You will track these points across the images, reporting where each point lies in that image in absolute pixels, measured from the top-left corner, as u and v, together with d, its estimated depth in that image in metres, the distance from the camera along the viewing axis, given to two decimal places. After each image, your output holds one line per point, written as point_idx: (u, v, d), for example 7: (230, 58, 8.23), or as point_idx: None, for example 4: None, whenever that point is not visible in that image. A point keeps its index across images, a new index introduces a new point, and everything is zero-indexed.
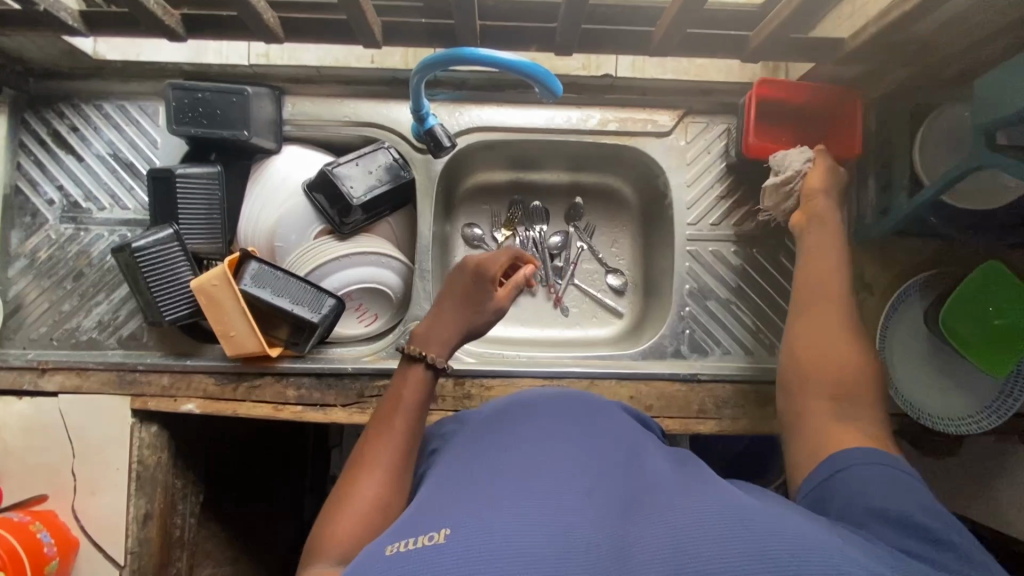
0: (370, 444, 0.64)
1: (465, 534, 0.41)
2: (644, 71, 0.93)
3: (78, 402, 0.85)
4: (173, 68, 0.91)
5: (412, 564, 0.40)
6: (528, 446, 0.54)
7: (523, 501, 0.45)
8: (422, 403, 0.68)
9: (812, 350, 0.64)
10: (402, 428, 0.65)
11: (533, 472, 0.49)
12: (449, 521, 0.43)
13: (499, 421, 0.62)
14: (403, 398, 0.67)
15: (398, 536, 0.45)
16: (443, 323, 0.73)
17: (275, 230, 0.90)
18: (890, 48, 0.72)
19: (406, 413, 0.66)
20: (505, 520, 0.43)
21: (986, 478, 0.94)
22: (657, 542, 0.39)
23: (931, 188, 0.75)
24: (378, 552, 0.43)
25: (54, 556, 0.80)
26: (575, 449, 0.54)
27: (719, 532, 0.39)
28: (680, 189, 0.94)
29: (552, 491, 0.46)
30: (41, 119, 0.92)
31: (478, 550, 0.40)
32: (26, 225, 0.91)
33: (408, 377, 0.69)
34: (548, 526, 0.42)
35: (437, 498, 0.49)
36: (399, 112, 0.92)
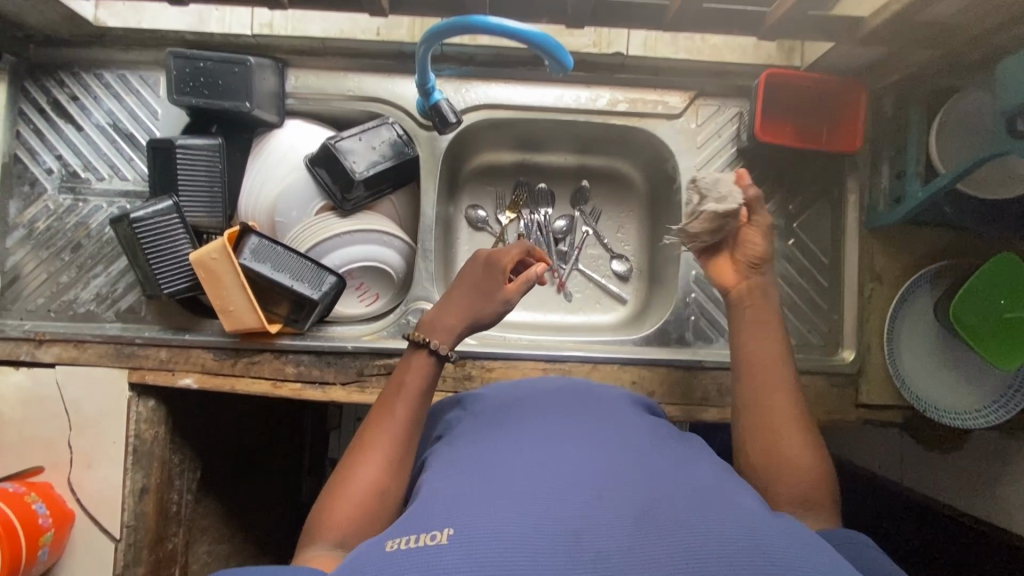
0: (372, 427, 0.62)
1: (470, 537, 0.40)
2: (657, 50, 0.90)
3: (75, 374, 0.85)
4: (174, 37, 0.89)
5: (415, 565, 0.38)
6: (528, 441, 0.53)
7: (526, 497, 0.44)
8: (427, 390, 0.66)
9: (765, 449, 0.60)
10: (405, 416, 0.63)
11: (535, 466, 0.48)
12: (452, 520, 0.42)
13: (496, 418, 0.61)
14: (407, 384, 0.65)
15: (399, 531, 0.44)
16: (454, 308, 0.71)
17: (276, 206, 0.89)
18: (911, 28, 0.70)
19: (411, 399, 0.64)
20: (509, 519, 0.41)
21: (991, 473, 0.93)
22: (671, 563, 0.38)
23: (947, 176, 0.73)
24: (378, 548, 0.42)
25: (50, 528, 0.79)
26: (577, 441, 0.53)
27: (730, 556, 0.39)
28: (690, 173, 0.93)
29: (556, 485, 0.45)
30: (40, 87, 0.91)
31: (484, 552, 0.39)
32: (24, 195, 0.90)
33: (414, 364, 0.67)
34: (557, 531, 0.41)
35: (438, 492, 0.48)
36: (404, 87, 0.91)
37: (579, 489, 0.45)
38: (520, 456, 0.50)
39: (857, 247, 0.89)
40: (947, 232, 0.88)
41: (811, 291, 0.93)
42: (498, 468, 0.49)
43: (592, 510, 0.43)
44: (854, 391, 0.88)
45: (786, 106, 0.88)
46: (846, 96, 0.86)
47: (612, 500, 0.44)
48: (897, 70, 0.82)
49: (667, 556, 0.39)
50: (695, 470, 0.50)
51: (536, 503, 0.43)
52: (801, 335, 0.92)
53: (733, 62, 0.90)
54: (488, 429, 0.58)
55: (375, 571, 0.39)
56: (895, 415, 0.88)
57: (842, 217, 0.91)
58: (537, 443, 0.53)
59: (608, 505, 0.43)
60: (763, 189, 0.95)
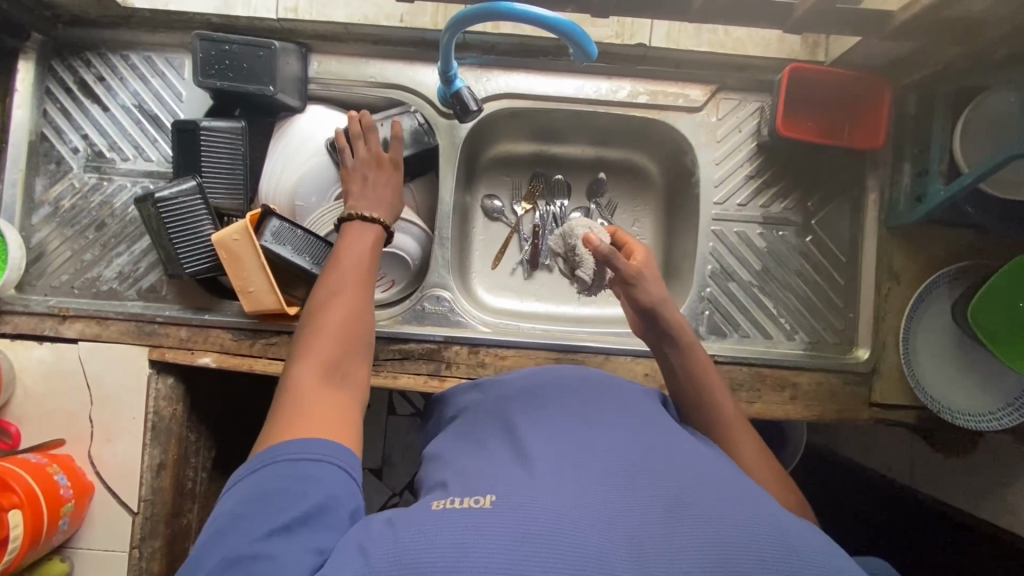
0: (324, 292, 0.65)
1: (515, 502, 0.41)
2: (680, 41, 0.90)
3: (96, 351, 0.86)
4: (200, 20, 0.90)
5: (460, 526, 0.40)
6: (565, 416, 0.54)
7: (568, 466, 0.45)
8: (371, 254, 0.71)
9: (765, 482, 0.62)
10: (353, 275, 0.67)
11: (575, 438, 0.49)
12: (495, 488, 0.43)
13: (534, 390, 0.62)
14: (344, 257, 0.69)
15: (443, 494, 0.45)
16: (376, 192, 0.80)
17: (296, 191, 0.90)
18: (941, 24, 0.69)
19: (355, 268, 0.68)
20: (548, 486, 0.43)
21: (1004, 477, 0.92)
22: (702, 547, 0.39)
23: (971, 174, 0.72)
24: (422, 508, 0.44)
25: (70, 499, 0.81)
26: (613, 418, 0.54)
27: (763, 546, 0.40)
28: (708, 167, 0.93)
29: (595, 455, 0.46)
30: (68, 67, 0.92)
31: (529, 515, 0.40)
32: (50, 172, 0.92)
33: (347, 242, 0.72)
34: (593, 501, 0.42)
35: (478, 464, 0.49)
36: (426, 75, 0.91)
37: (619, 461, 0.46)
38: (559, 428, 0.51)
39: (876, 245, 0.89)
40: (969, 232, 0.87)
41: (827, 288, 0.92)
42: (540, 437, 0.50)
43: (632, 483, 0.44)
44: (867, 390, 0.88)
45: (807, 102, 0.87)
46: (868, 92, 0.86)
47: (651, 475, 0.45)
48: (923, 67, 0.81)
49: (705, 536, 0.40)
50: (726, 463, 0.51)
51: (578, 472, 0.44)
52: (816, 333, 0.91)
53: (756, 56, 0.90)
54: (524, 402, 0.59)
55: (420, 528, 0.41)
56: (909, 415, 0.88)
57: (861, 215, 0.90)
58: (575, 418, 0.54)
59: (647, 480, 0.44)
60: (782, 185, 0.94)
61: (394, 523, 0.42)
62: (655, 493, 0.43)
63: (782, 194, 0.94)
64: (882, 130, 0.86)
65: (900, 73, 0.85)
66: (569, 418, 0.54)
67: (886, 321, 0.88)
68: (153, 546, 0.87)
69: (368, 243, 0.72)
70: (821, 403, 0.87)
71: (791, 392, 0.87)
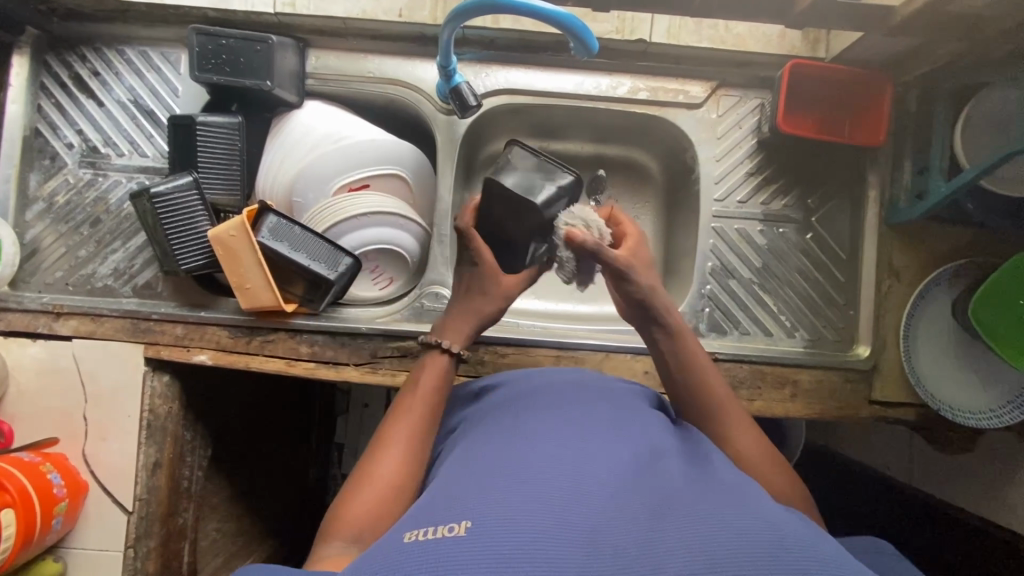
0: (389, 428, 0.63)
1: (488, 531, 0.40)
2: (679, 38, 0.88)
3: (91, 348, 0.85)
4: (197, 14, 0.89)
5: (431, 558, 0.38)
6: (538, 434, 0.53)
7: (540, 491, 0.44)
8: (446, 395, 0.67)
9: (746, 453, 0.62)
10: (423, 410, 0.64)
11: (548, 460, 0.48)
12: (469, 512, 0.42)
13: (502, 411, 0.61)
14: (422, 385, 0.67)
15: (415, 523, 0.44)
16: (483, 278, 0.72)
17: (293, 186, 0.88)
18: (943, 20, 0.69)
19: (427, 401, 0.65)
20: (525, 512, 0.41)
21: (1004, 476, 0.92)
22: (690, 556, 0.38)
23: (971, 170, 0.72)
24: (395, 540, 0.42)
25: (64, 498, 0.80)
26: (582, 433, 0.52)
27: (752, 547, 0.38)
28: (709, 163, 0.92)
29: (567, 479, 0.45)
30: (62, 61, 0.91)
31: (506, 548, 0.38)
32: (44, 168, 0.91)
33: (431, 366, 0.69)
34: (575, 527, 0.40)
35: (451, 487, 0.48)
36: (424, 70, 0.91)
37: (592, 485, 0.45)
38: (530, 450, 0.50)
39: (876, 243, 0.89)
40: (968, 230, 0.87)
41: (827, 285, 0.92)
42: (510, 462, 0.48)
43: (609, 508, 0.42)
44: (868, 387, 0.87)
45: (808, 98, 0.87)
46: (868, 88, 0.86)
47: (626, 500, 0.44)
48: (925, 63, 0.81)
49: (689, 549, 0.38)
50: (709, 470, 0.50)
51: (551, 499, 0.43)
52: (816, 331, 0.91)
53: (757, 52, 0.89)
54: (497, 423, 0.58)
55: (393, 562, 0.39)
56: (909, 412, 0.87)
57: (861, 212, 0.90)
58: (548, 435, 0.52)
59: (625, 504, 0.43)
60: (783, 182, 0.94)
61: (367, 561, 0.41)
62: (633, 515, 0.42)
63: (782, 192, 0.94)
64: (884, 125, 0.86)
65: (901, 69, 0.85)
66: (541, 435, 0.52)
67: (886, 318, 0.87)
68: (148, 546, 0.86)
69: (448, 380, 0.68)
70: (821, 401, 0.86)
71: (791, 389, 0.87)
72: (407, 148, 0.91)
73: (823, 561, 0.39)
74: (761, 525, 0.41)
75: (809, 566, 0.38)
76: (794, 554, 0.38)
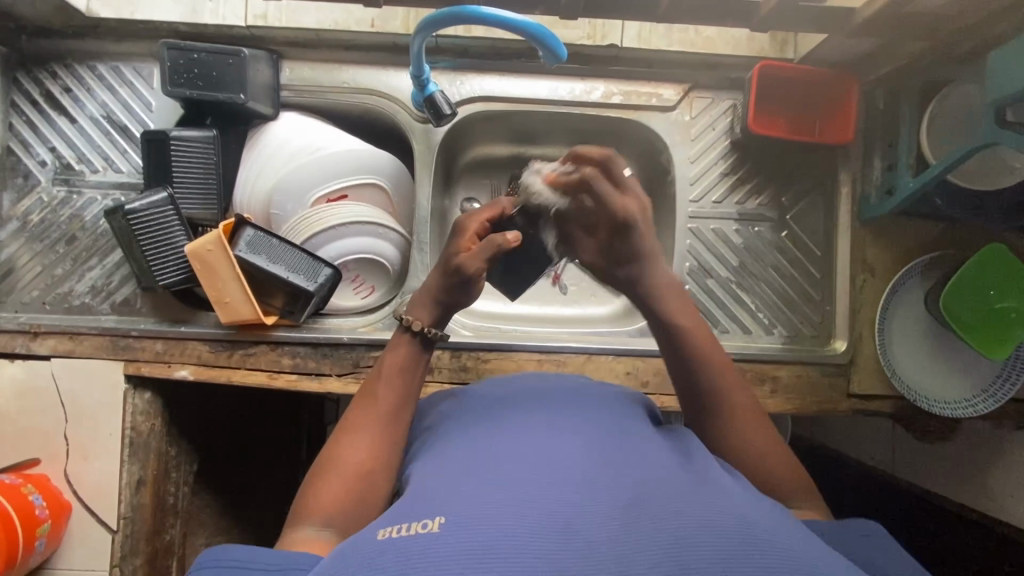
0: (357, 411, 0.63)
1: (461, 526, 0.40)
2: (651, 43, 0.90)
3: (70, 366, 0.85)
4: (168, 28, 0.89)
5: (404, 553, 0.39)
6: (514, 436, 0.53)
7: (514, 489, 0.44)
8: (418, 377, 0.67)
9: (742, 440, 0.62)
10: (391, 393, 0.64)
11: (525, 460, 0.48)
12: (442, 509, 0.42)
13: (486, 413, 0.61)
14: (389, 369, 0.66)
15: (390, 519, 0.44)
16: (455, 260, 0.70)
17: (271, 198, 0.88)
18: (903, 21, 0.70)
19: (399, 383, 0.65)
20: (498, 507, 0.42)
21: (983, 464, 0.93)
22: (661, 545, 0.39)
23: (938, 165, 0.73)
24: (369, 537, 0.42)
25: (47, 518, 0.79)
26: (558, 435, 0.53)
27: (720, 543, 0.39)
28: (684, 165, 0.93)
29: (541, 478, 0.45)
30: (33, 79, 0.91)
31: (478, 540, 0.39)
32: (18, 187, 0.90)
33: (398, 347, 0.68)
34: (548, 519, 0.41)
35: (426, 487, 0.48)
36: (399, 79, 0.91)
37: (570, 481, 0.45)
38: (508, 451, 0.50)
39: (850, 238, 0.90)
40: (938, 224, 0.89)
41: (803, 282, 0.93)
42: (487, 463, 0.49)
43: (583, 500, 0.43)
44: (846, 381, 0.88)
45: (779, 99, 0.88)
46: (836, 87, 0.87)
47: (602, 494, 0.44)
48: (889, 61, 0.82)
49: (659, 547, 0.39)
50: (676, 462, 0.51)
51: (524, 496, 0.43)
52: (794, 327, 0.92)
53: (727, 54, 0.91)
54: (479, 425, 0.58)
55: (368, 559, 0.39)
56: (887, 405, 0.89)
57: (834, 210, 0.91)
58: (525, 437, 0.53)
59: (599, 498, 0.43)
60: (757, 181, 0.95)
61: (340, 558, 0.41)
62: (608, 509, 0.42)
63: (758, 190, 0.95)
64: (852, 122, 0.87)
65: (869, 68, 0.86)
66: (517, 436, 0.53)
67: (862, 312, 0.89)
68: (134, 564, 0.85)
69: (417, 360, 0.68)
70: (800, 396, 0.88)
71: (770, 385, 0.88)
72: (384, 157, 0.91)
73: (788, 552, 0.40)
74: (732, 523, 0.41)
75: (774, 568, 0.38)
76: (761, 555, 0.39)
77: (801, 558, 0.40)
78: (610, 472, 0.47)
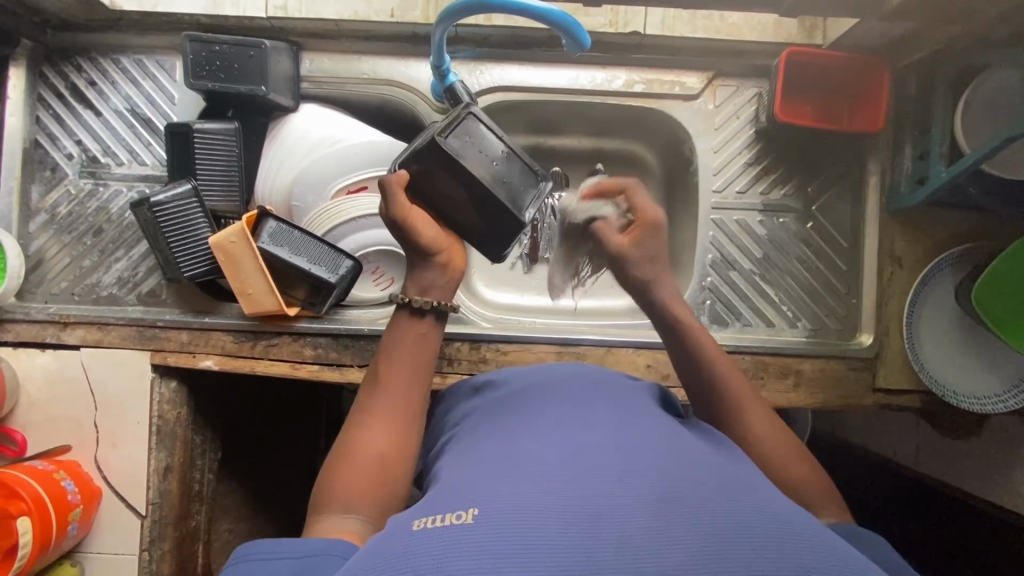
0: (370, 399, 0.63)
1: (495, 517, 0.40)
2: (675, 29, 0.88)
3: (99, 356, 0.86)
4: (190, 20, 0.89)
5: (439, 544, 0.39)
6: (540, 429, 0.53)
7: (546, 481, 0.44)
8: (428, 356, 0.67)
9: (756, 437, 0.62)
10: (397, 374, 0.64)
11: (554, 452, 0.48)
12: (476, 500, 0.42)
13: (506, 409, 0.61)
14: (395, 352, 0.65)
15: (423, 510, 0.44)
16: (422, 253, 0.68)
17: (292, 190, 0.89)
18: (940, 6, 0.68)
19: (407, 364, 0.65)
20: (530, 500, 0.42)
21: (1011, 461, 0.91)
22: (692, 543, 0.38)
23: (972, 156, 0.71)
24: (404, 527, 0.43)
25: (78, 504, 0.81)
26: (579, 427, 0.52)
27: (755, 542, 0.38)
28: (707, 155, 0.92)
29: (570, 469, 0.45)
30: (59, 73, 0.92)
31: (511, 530, 0.39)
32: (46, 179, 0.91)
33: (398, 329, 0.67)
34: (579, 511, 0.41)
35: (456, 479, 0.48)
36: (418, 70, 0.91)
37: (598, 472, 0.45)
38: (538, 442, 0.50)
39: (878, 230, 0.88)
40: (970, 214, 0.86)
41: (828, 274, 0.92)
42: (517, 454, 0.49)
43: (615, 493, 0.42)
44: (871, 376, 0.87)
45: (805, 87, 0.86)
46: (867, 74, 0.85)
47: (633, 484, 0.43)
48: (923, 47, 0.80)
49: (690, 541, 0.38)
50: (707, 453, 0.50)
51: (557, 487, 0.43)
52: (819, 320, 0.91)
53: (752, 40, 0.88)
54: (502, 419, 0.58)
55: (400, 549, 0.40)
56: (913, 399, 0.87)
57: (862, 199, 0.89)
58: (550, 428, 0.52)
59: (631, 488, 0.43)
60: (782, 171, 0.94)
61: (375, 549, 0.42)
62: (638, 503, 0.41)
63: (782, 180, 0.94)
64: (882, 110, 0.85)
65: (900, 53, 0.84)
66: (543, 428, 0.53)
67: (889, 305, 0.87)
68: (162, 549, 0.87)
69: (427, 338, 0.67)
70: (824, 391, 0.86)
71: (793, 379, 0.86)
72: (403, 148, 0.91)
73: (818, 550, 0.39)
74: (765, 520, 0.41)
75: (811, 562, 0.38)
76: (796, 546, 0.39)
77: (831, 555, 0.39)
78: (642, 465, 0.46)
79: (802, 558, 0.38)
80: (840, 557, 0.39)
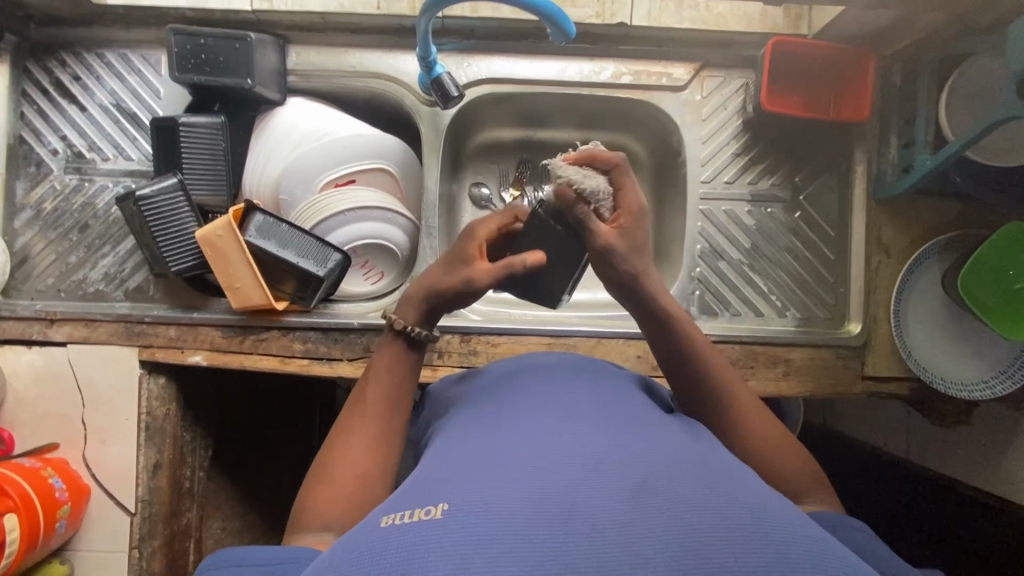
0: (347, 419, 0.63)
1: (466, 511, 0.40)
2: (660, 21, 0.88)
3: (86, 352, 0.86)
4: (174, 14, 0.89)
5: (409, 541, 0.39)
6: (514, 421, 0.53)
7: (520, 476, 0.43)
8: (404, 380, 0.67)
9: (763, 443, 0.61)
10: (386, 401, 0.64)
11: (528, 446, 0.48)
12: (448, 494, 0.42)
13: (487, 399, 0.60)
14: (376, 368, 0.66)
15: (393, 506, 0.44)
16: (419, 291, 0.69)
17: (280, 184, 0.88)
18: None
19: (385, 384, 0.65)
20: (503, 495, 0.41)
21: (997, 448, 0.92)
22: (666, 534, 0.38)
23: (957, 142, 0.71)
24: (375, 525, 0.42)
25: (66, 501, 0.81)
26: (561, 417, 0.52)
27: (729, 533, 0.39)
28: (695, 145, 0.92)
29: (544, 463, 0.45)
30: (43, 68, 0.91)
31: (480, 524, 0.39)
32: (31, 176, 0.91)
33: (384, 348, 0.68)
34: (553, 503, 0.41)
35: (430, 473, 0.47)
36: (406, 62, 0.90)
37: (572, 464, 0.45)
38: (516, 434, 0.50)
39: (865, 218, 0.88)
40: (954, 202, 0.87)
41: (816, 264, 0.92)
42: (494, 446, 0.48)
43: (590, 484, 0.42)
44: (860, 363, 0.87)
45: (791, 76, 0.87)
46: (851, 63, 0.85)
47: (610, 475, 0.43)
48: (908, 35, 0.80)
49: (664, 535, 0.38)
50: (685, 443, 0.51)
51: (526, 481, 0.43)
52: (807, 309, 0.91)
53: (738, 31, 0.88)
54: (483, 409, 0.57)
55: (370, 549, 0.39)
56: (902, 387, 0.87)
57: (849, 188, 0.90)
58: (531, 419, 0.52)
59: (603, 482, 0.43)
60: (769, 161, 0.94)
61: (346, 545, 0.42)
62: (615, 494, 0.41)
63: (770, 170, 0.94)
64: (867, 100, 0.85)
65: (885, 43, 0.85)
66: (520, 421, 0.52)
67: (877, 294, 0.87)
68: (152, 546, 0.86)
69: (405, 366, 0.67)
70: (813, 378, 0.87)
71: (782, 368, 0.86)
72: (391, 141, 0.90)
73: (793, 539, 0.39)
74: (740, 509, 0.41)
75: (785, 553, 0.38)
76: (765, 543, 0.38)
77: (807, 546, 0.39)
78: (621, 456, 0.46)
79: (770, 554, 0.38)
80: (819, 552, 0.39)
